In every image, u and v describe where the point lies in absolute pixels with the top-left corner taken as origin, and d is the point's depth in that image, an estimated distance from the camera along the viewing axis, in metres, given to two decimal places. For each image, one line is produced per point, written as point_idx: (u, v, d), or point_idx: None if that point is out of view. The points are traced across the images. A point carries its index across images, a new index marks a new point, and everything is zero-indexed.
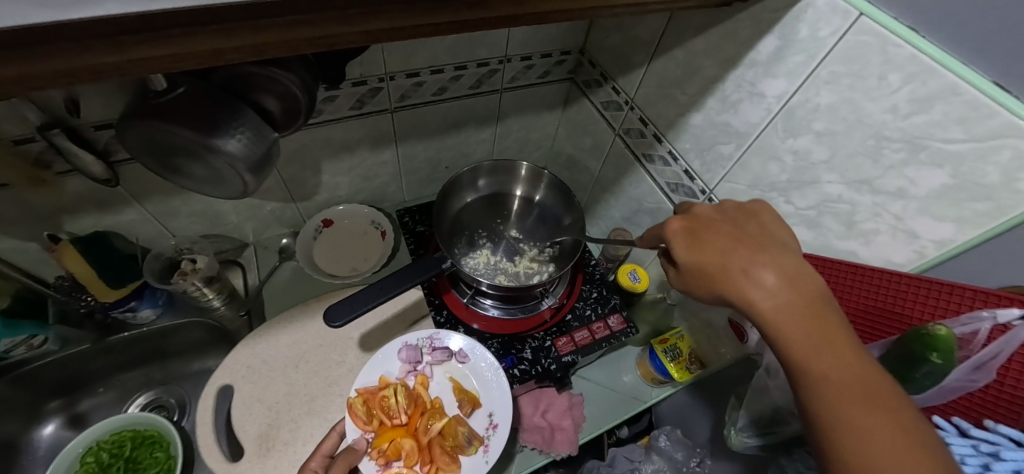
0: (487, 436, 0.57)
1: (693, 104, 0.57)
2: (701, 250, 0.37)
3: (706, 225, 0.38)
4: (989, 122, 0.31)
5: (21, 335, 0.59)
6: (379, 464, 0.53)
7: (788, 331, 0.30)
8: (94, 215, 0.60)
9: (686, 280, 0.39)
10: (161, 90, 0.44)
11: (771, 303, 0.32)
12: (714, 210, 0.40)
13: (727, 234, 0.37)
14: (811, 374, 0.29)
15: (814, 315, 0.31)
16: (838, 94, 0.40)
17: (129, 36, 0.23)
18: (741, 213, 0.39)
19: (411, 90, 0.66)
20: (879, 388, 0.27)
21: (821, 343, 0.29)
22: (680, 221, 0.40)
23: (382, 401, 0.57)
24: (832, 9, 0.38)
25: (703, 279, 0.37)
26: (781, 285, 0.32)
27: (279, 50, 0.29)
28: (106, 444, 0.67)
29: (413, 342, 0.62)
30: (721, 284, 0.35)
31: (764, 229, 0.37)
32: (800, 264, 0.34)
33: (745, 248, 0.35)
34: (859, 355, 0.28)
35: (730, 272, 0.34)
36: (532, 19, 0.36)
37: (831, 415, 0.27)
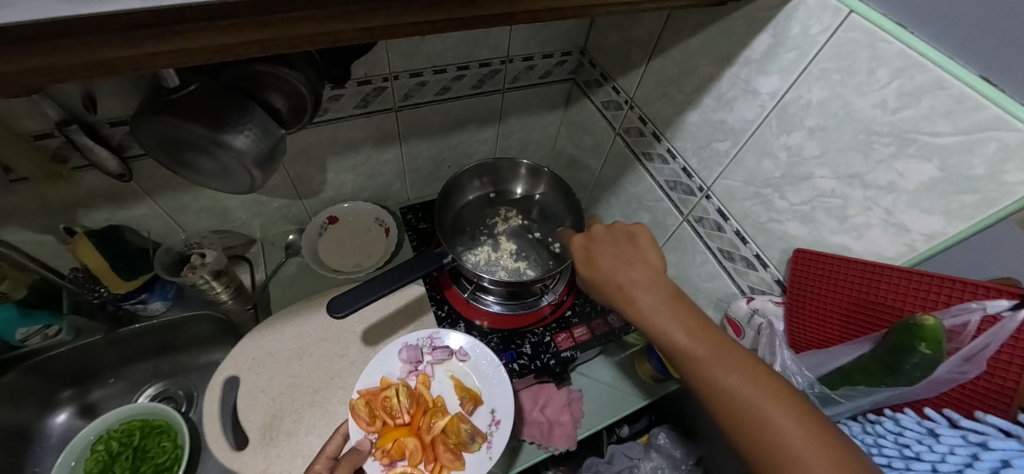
0: (490, 432, 0.57)
1: (690, 102, 0.58)
2: (599, 274, 0.46)
3: (597, 250, 0.48)
4: (975, 115, 0.31)
5: (37, 324, 0.62)
6: (383, 464, 0.54)
7: (663, 329, 0.38)
8: (107, 209, 0.62)
9: (593, 294, 0.48)
10: (173, 87, 0.46)
11: (647, 312, 0.40)
12: (606, 234, 0.49)
13: (612, 255, 0.47)
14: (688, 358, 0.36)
15: (676, 313, 0.39)
16: (829, 90, 0.41)
17: (145, 30, 0.24)
18: (622, 235, 0.48)
19: (414, 90, 0.68)
20: (730, 353, 0.34)
21: (679, 325, 0.38)
22: (581, 246, 0.50)
23: (384, 401, 0.58)
24: (823, 7, 0.39)
25: (603, 294, 0.46)
26: (652, 295, 0.41)
27: (284, 46, 0.30)
28: (116, 433, 0.69)
29: (413, 342, 0.63)
30: (614, 297, 0.44)
31: (639, 244, 0.47)
32: (659, 271, 0.43)
33: (624, 267, 0.44)
34: (713, 334, 0.36)
35: (617, 292, 0.43)
36: (528, 17, 0.37)
37: (708, 384, 0.34)
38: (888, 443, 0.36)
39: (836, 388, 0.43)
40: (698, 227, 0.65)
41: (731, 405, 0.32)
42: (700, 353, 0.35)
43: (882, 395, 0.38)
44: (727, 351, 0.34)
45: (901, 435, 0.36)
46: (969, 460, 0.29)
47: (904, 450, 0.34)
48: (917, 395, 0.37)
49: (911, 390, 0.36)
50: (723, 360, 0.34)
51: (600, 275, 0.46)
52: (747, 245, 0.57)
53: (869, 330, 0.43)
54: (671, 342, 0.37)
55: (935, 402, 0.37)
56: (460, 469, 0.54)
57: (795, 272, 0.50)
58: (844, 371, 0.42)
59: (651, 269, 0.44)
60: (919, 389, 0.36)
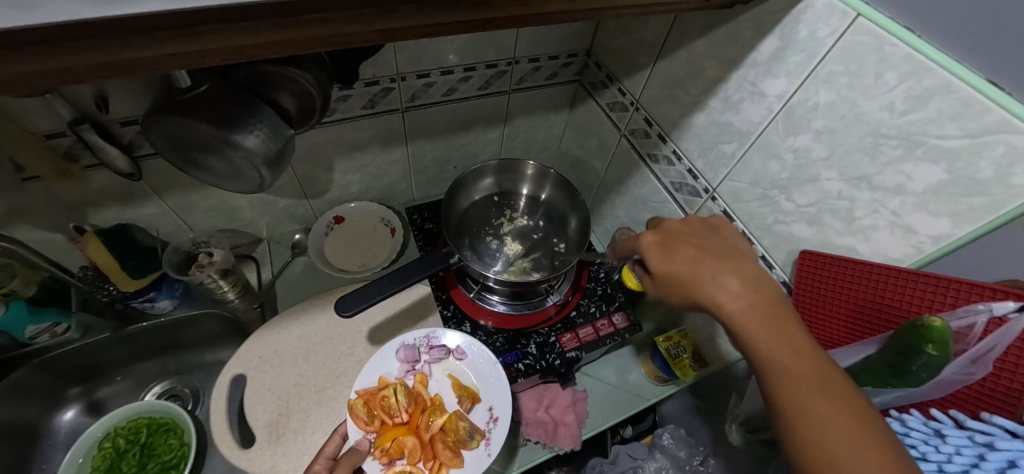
0: (488, 430, 0.57)
1: (696, 104, 0.58)
2: (673, 260, 0.40)
3: (676, 236, 0.42)
4: (982, 118, 0.32)
5: (45, 322, 0.62)
6: (383, 463, 0.54)
7: (757, 333, 0.33)
8: (116, 208, 0.62)
9: (654, 286, 0.42)
10: (184, 87, 0.47)
11: (737, 306, 0.35)
12: (682, 223, 0.44)
13: (693, 245, 0.40)
14: (781, 376, 0.31)
15: (773, 319, 0.34)
16: (836, 93, 0.41)
17: (165, 32, 0.25)
18: (706, 226, 0.43)
19: (421, 90, 0.68)
20: (835, 381, 0.29)
21: (776, 338, 0.32)
22: (653, 235, 0.43)
23: (382, 400, 0.58)
24: (830, 10, 0.40)
25: (673, 284, 0.40)
26: (743, 289, 0.36)
27: (299, 48, 0.31)
28: (123, 430, 0.69)
29: (410, 342, 0.64)
30: (689, 289, 0.38)
31: (727, 241, 0.41)
32: (757, 273, 0.37)
33: (711, 256, 0.39)
34: (813, 353, 0.31)
35: (701, 279, 0.38)
36: (539, 20, 0.37)
37: (792, 404, 0.29)
38: None
39: None
40: None
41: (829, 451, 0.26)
42: (800, 379, 0.30)
43: (889, 395, 0.38)
44: (834, 382, 0.29)
45: (907, 436, 0.36)
46: (975, 461, 0.30)
47: (910, 451, 0.34)
48: (923, 396, 0.37)
49: (917, 391, 0.37)
50: (831, 394, 0.28)
51: (674, 263, 0.40)
52: (753, 246, 0.58)
53: (875, 332, 0.43)
54: (763, 355, 0.32)
55: (941, 403, 0.37)
56: (459, 466, 0.54)
57: (801, 274, 0.50)
58: (851, 373, 0.42)
59: (745, 269, 0.38)
60: (925, 390, 0.36)
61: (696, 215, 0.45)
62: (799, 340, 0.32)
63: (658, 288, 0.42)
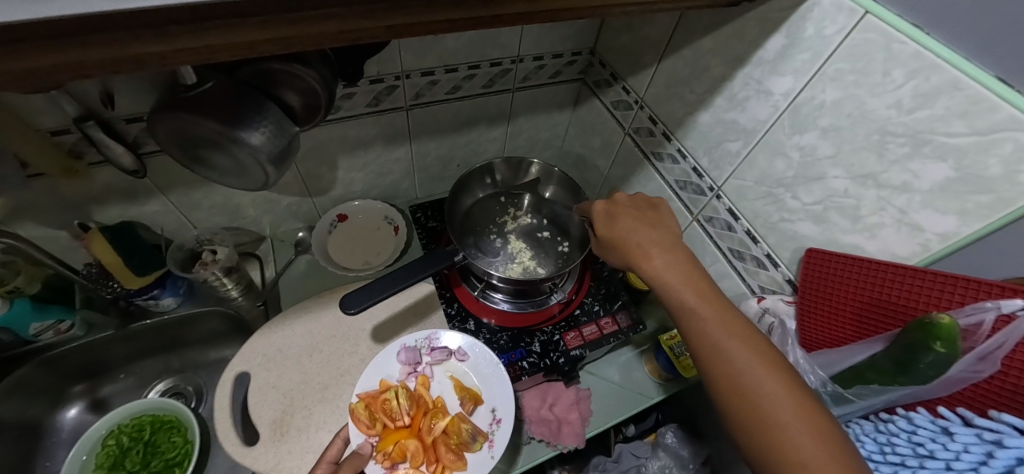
0: (491, 431, 0.57)
1: (701, 102, 0.58)
2: (614, 229, 0.48)
3: (619, 209, 0.50)
4: (991, 116, 0.32)
5: (49, 319, 0.62)
6: (386, 466, 0.54)
7: (670, 285, 0.41)
8: (121, 205, 0.62)
9: (602, 253, 0.50)
10: (190, 83, 0.47)
11: (657, 264, 0.43)
12: (628, 199, 0.52)
13: (631, 217, 0.49)
14: (690, 315, 0.39)
15: (685, 273, 0.41)
16: (843, 91, 0.41)
17: (176, 26, 0.25)
18: (645, 202, 0.51)
19: (425, 88, 0.68)
20: (728, 317, 0.37)
21: (686, 286, 0.40)
22: (603, 205, 0.52)
23: (384, 403, 0.58)
24: (838, 8, 0.40)
25: (614, 250, 0.48)
26: (663, 252, 0.44)
27: (307, 44, 0.31)
28: (127, 428, 0.69)
29: (411, 343, 0.64)
30: (625, 253, 0.46)
31: (659, 214, 0.49)
32: (678, 241, 0.45)
33: (643, 226, 0.47)
34: (715, 297, 0.39)
35: (633, 245, 0.46)
36: (547, 17, 0.37)
37: (701, 336, 0.37)
38: (900, 441, 0.36)
39: (848, 387, 0.43)
40: (708, 227, 0.65)
41: (721, 367, 0.35)
42: (703, 317, 0.38)
43: (896, 393, 0.38)
44: (729, 319, 0.37)
45: (914, 434, 0.36)
46: (983, 458, 0.30)
47: (918, 449, 0.34)
48: (930, 394, 0.37)
49: (924, 389, 0.37)
50: (722, 322, 0.37)
51: (615, 233, 0.48)
52: (758, 245, 0.58)
53: (882, 329, 0.43)
54: (674, 300, 0.40)
55: (948, 401, 0.37)
56: (462, 469, 0.54)
57: (806, 271, 0.50)
58: (856, 370, 0.42)
59: (668, 235, 0.46)
60: (932, 387, 0.36)
61: (638, 194, 0.53)
62: (705, 287, 0.40)
63: (604, 254, 0.50)
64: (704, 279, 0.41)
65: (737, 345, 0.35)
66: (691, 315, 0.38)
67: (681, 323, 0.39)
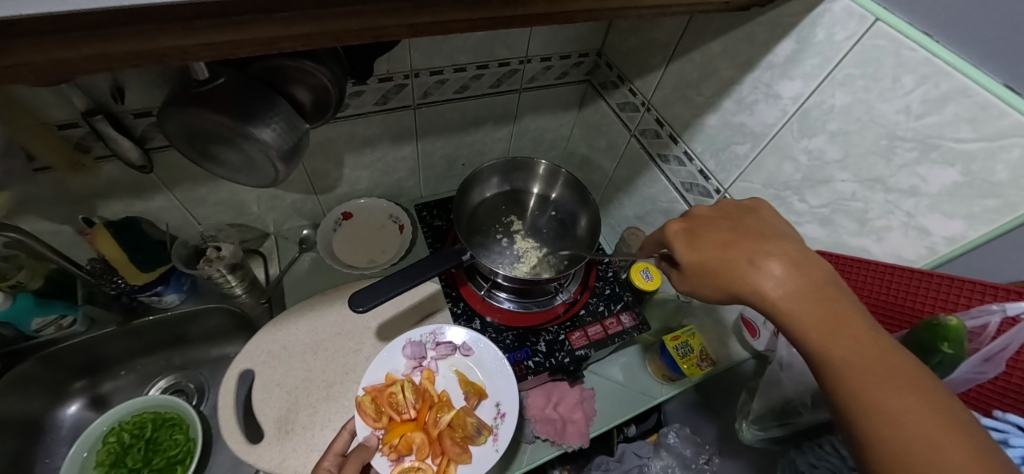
0: (496, 425, 0.58)
1: (709, 105, 0.59)
2: (701, 246, 0.38)
3: (705, 223, 0.40)
4: (999, 122, 0.32)
5: (51, 314, 0.62)
6: (392, 460, 0.54)
7: (801, 316, 0.30)
8: (126, 200, 0.62)
9: (690, 282, 0.39)
10: (202, 79, 0.46)
11: (780, 289, 0.32)
12: (713, 209, 0.41)
13: (726, 230, 0.38)
14: (830, 361, 0.28)
15: (820, 300, 0.30)
16: (852, 96, 0.42)
17: (204, 20, 0.25)
18: (740, 209, 0.40)
19: (433, 87, 0.69)
20: (902, 369, 0.26)
21: (832, 326, 0.29)
22: (680, 223, 0.41)
23: (390, 397, 0.58)
24: (848, 15, 0.40)
25: (708, 276, 0.37)
26: (788, 272, 0.32)
27: (329, 40, 0.31)
28: (128, 425, 0.69)
29: (416, 338, 0.64)
30: (727, 283, 0.35)
31: (765, 222, 0.38)
32: (799, 252, 0.34)
33: (744, 238, 0.36)
34: (875, 337, 0.28)
35: (735, 264, 0.35)
36: (565, 18, 0.37)
37: (855, 391, 0.26)
38: None
39: None
40: None
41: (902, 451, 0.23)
42: (859, 368, 0.26)
43: None
44: (900, 369, 0.26)
45: None
46: None
47: None
48: None
49: None
50: (895, 382, 0.25)
51: (707, 254, 0.37)
52: None
53: (887, 331, 0.44)
54: (813, 342, 0.29)
55: (954, 402, 0.38)
56: (468, 462, 0.54)
57: None
58: None
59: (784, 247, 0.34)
60: (939, 388, 0.37)
61: (727, 200, 0.42)
62: (851, 320, 0.29)
63: (692, 282, 0.39)
64: (855, 310, 0.30)
65: (925, 411, 0.23)
66: (842, 364, 0.27)
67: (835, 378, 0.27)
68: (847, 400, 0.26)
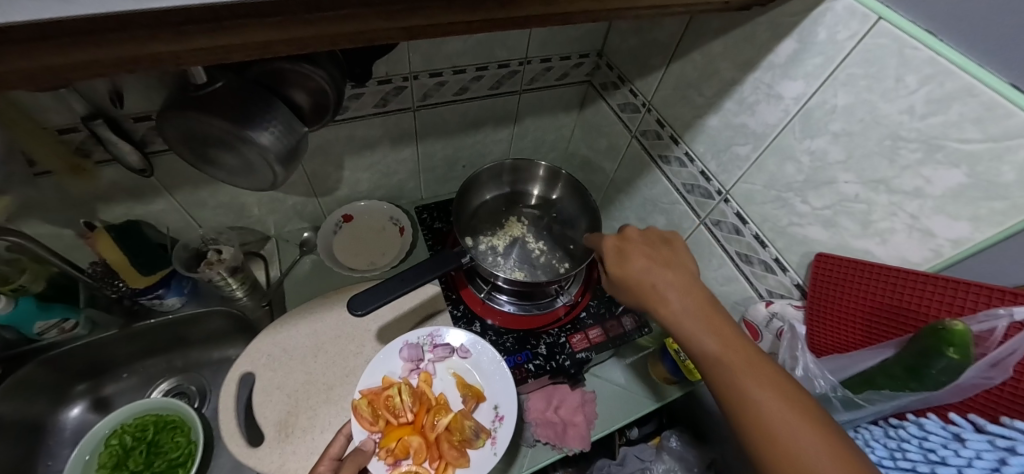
0: (494, 428, 0.57)
1: (710, 106, 0.58)
2: (625, 267, 0.47)
3: (631, 246, 0.49)
4: (1006, 122, 0.32)
5: (53, 317, 0.62)
6: (389, 463, 0.53)
7: (691, 328, 0.39)
8: (127, 204, 0.62)
9: (615, 292, 0.49)
10: (200, 83, 0.46)
11: (676, 307, 0.41)
12: (638, 234, 0.50)
13: (645, 256, 0.47)
14: (711, 360, 0.36)
15: (705, 315, 0.40)
16: (855, 96, 0.42)
17: (195, 25, 0.24)
18: (657, 237, 0.49)
19: (433, 89, 0.68)
20: (760, 364, 0.35)
21: (712, 333, 0.38)
22: (613, 242, 0.50)
23: (386, 400, 0.57)
24: (851, 13, 0.40)
25: (627, 290, 0.47)
26: (682, 294, 0.42)
27: (322, 45, 0.31)
28: (130, 428, 0.69)
29: (414, 340, 0.63)
30: (640, 297, 0.45)
31: (674, 250, 0.47)
32: (689, 278, 0.44)
33: (656, 264, 0.45)
34: (743, 341, 0.37)
35: (648, 286, 0.44)
36: (561, 19, 0.37)
37: (730, 385, 0.34)
38: (912, 447, 0.36)
39: (858, 392, 0.43)
40: (715, 231, 0.64)
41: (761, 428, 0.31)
42: (731, 365, 0.35)
43: (906, 399, 0.39)
44: (759, 364, 0.34)
45: (925, 439, 0.36)
46: (996, 465, 0.30)
47: (929, 454, 0.34)
48: (940, 400, 0.37)
49: (936, 394, 0.37)
50: (755, 374, 0.34)
51: (629, 273, 0.46)
52: (766, 249, 0.57)
53: (891, 335, 0.43)
54: (701, 348, 0.38)
55: (959, 407, 0.37)
56: (466, 466, 0.54)
57: (815, 278, 0.50)
58: (867, 376, 0.42)
59: (680, 272, 0.44)
60: (943, 393, 0.36)
61: (649, 227, 0.51)
62: (727, 328, 0.38)
63: (617, 293, 0.49)
64: (728, 323, 0.39)
65: (777, 396, 0.32)
66: (720, 363, 0.36)
67: (705, 370, 0.37)
68: (723, 389, 0.35)
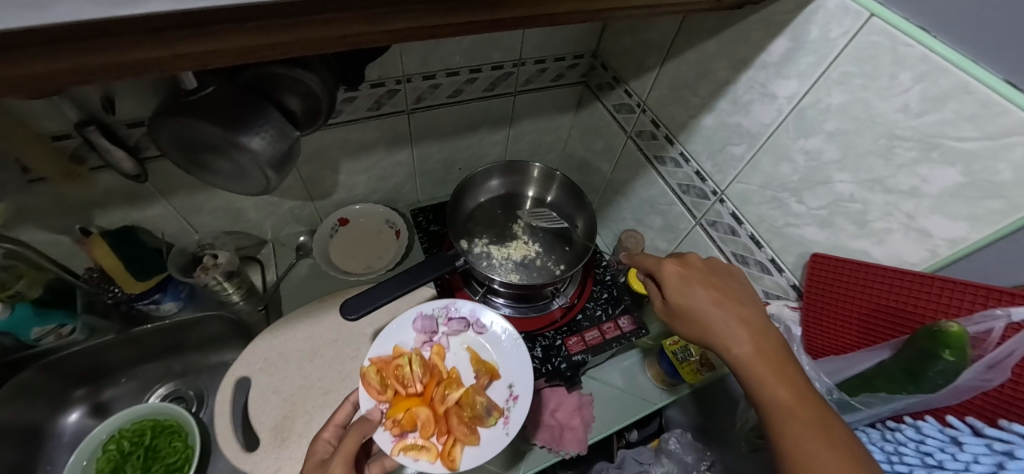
0: (507, 408, 0.54)
1: (705, 105, 0.58)
2: (685, 293, 0.46)
3: (694, 271, 0.47)
4: (1001, 119, 0.31)
5: (51, 323, 0.62)
6: (395, 434, 0.50)
7: (757, 371, 0.39)
8: (123, 209, 0.62)
9: (671, 321, 0.48)
10: (191, 89, 0.47)
11: (743, 346, 0.41)
12: (702, 259, 0.49)
13: (709, 285, 0.45)
14: (774, 405, 0.36)
15: (774, 361, 0.39)
16: (848, 94, 0.41)
17: (175, 31, 0.24)
18: (724, 267, 0.48)
19: (427, 92, 0.68)
20: (826, 420, 0.34)
21: (779, 382, 0.37)
22: (676, 262, 0.49)
23: (395, 369, 0.55)
24: (843, 11, 0.39)
25: (688, 323, 0.46)
26: (750, 332, 0.41)
27: (307, 48, 0.31)
28: (128, 433, 0.69)
29: (428, 311, 0.60)
30: (704, 334, 0.44)
31: (740, 284, 0.46)
32: (757, 320, 0.42)
33: (721, 297, 0.44)
34: (811, 393, 0.36)
35: (713, 319, 0.43)
36: (548, 21, 0.37)
37: (790, 434, 0.34)
38: (908, 451, 0.36)
39: (855, 395, 0.43)
40: (711, 231, 0.64)
41: None
42: (795, 416, 0.35)
43: (903, 402, 0.38)
44: (823, 420, 0.34)
45: (923, 443, 0.36)
46: (993, 468, 0.29)
47: (926, 458, 0.34)
48: (938, 402, 0.37)
49: (933, 396, 0.36)
50: (816, 431, 0.33)
51: (693, 306, 0.45)
52: (762, 249, 0.56)
53: (888, 336, 0.43)
54: (766, 392, 0.37)
55: (958, 409, 0.36)
56: (475, 443, 0.51)
57: (811, 279, 0.49)
58: (864, 378, 0.42)
59: (747, 312, 0.43)
60: (940, 395, 0.36)
61: (713, 255, 0.50)
62: (795, 378, 0.37)
63: (675, 322, 0.48)
64: (796, 371, 0.38)
65: (838, 455, 0.31)
66: (783, 411, 0.35)
67: (765, 416, 0.37)
68: (780, 438, 0.35)
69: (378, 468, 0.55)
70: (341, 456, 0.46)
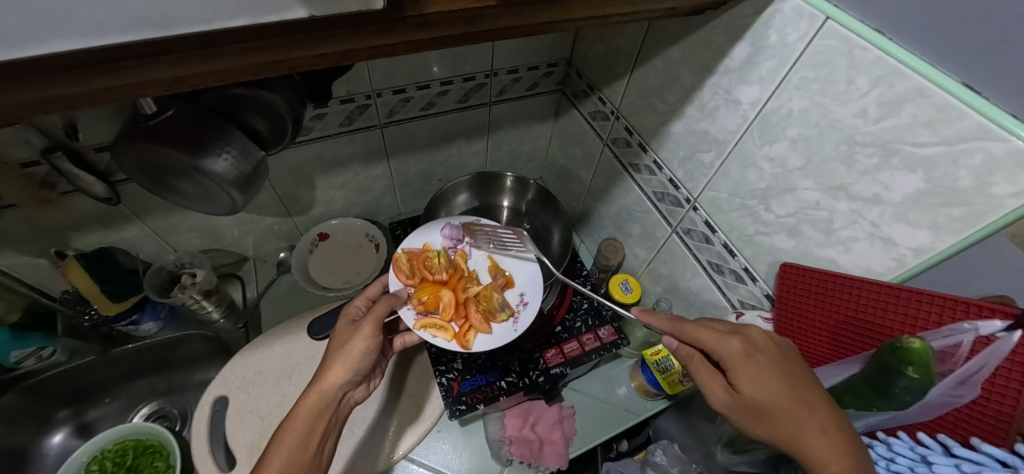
0: (518, 309, 0.61)
1: (673, 112, 0.57)
2: (751, 382, 0.40)
3: (760, 353, 0.42)
4: (958, 124, 0.30)
5: (30, 346, 0.63)
6: (418, 313, 0.58)
7: None
8: (99, 232, 0.63)
9: (735, 414, 0.42)
10: (151, 113, 0.47)
11: (824, 451, 0.35)
12: (767, 338, 0.43)
13: (779, 374, 0.40)
14: None
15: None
16: (809, 100, 0.40)
17: (84, 69, 0.23)
18: (791, 350, 0.43)
19: (398, 106, 0.68)
20: None
21: None
22: (737, 341, 0.43)
23: (425, 260, 0.63)
24: (798, 14, 0.38)
25: (762, 418, 0.40)
26: (830, 435, 0.35)
27: (240, 75, 0.30)
28: (110, 453, 0.69)
29: (457, 222, 0.68)
30: (783, 434, 0.38)
31: (811, 374, 0.41)
32: (842, 417, 0.37)
33: (793, 389, 0.39)
34: None
35: (786, 415, 0.38)
36: (492, 36, 0.36)
37: None
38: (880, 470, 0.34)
39: None
40: (687, 239, 0.63)
41: None
42: None
43: (874, 418, 0.36)
44: None
45: (893, 461, 0.34)
46: None
47: None
48: (910, 419, 0.35)
49: (904, 413, 0.35)
50: None
51: (770, 399, 0.39)
52: (735, 258, 0.55)
53: (859, 349, 0.41)
54: None
55: (930, 426, 0.34)
56: (487, 331, 0.58)
57: (782, 287, 0.48)
58: (834, 394, 0.40)
59: (830, 407, 0.38)
60: (911, 412, 0.34)
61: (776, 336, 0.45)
62: None
63: (740, 415, 0.42)
64: None
65: None
66: None
67: None
68: None
69: (400, 344, 0.60)
70: (371, 317, 0.51)
